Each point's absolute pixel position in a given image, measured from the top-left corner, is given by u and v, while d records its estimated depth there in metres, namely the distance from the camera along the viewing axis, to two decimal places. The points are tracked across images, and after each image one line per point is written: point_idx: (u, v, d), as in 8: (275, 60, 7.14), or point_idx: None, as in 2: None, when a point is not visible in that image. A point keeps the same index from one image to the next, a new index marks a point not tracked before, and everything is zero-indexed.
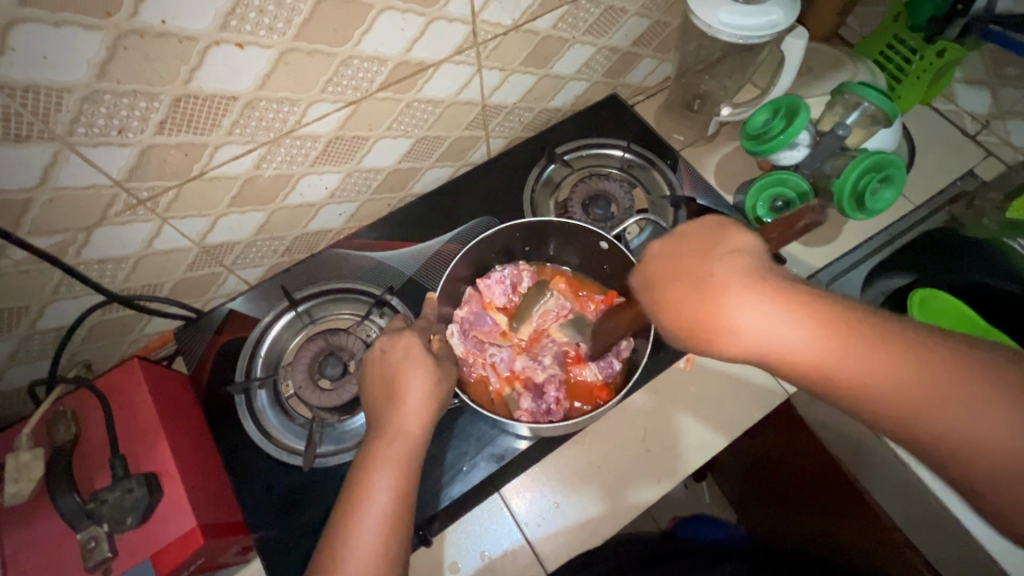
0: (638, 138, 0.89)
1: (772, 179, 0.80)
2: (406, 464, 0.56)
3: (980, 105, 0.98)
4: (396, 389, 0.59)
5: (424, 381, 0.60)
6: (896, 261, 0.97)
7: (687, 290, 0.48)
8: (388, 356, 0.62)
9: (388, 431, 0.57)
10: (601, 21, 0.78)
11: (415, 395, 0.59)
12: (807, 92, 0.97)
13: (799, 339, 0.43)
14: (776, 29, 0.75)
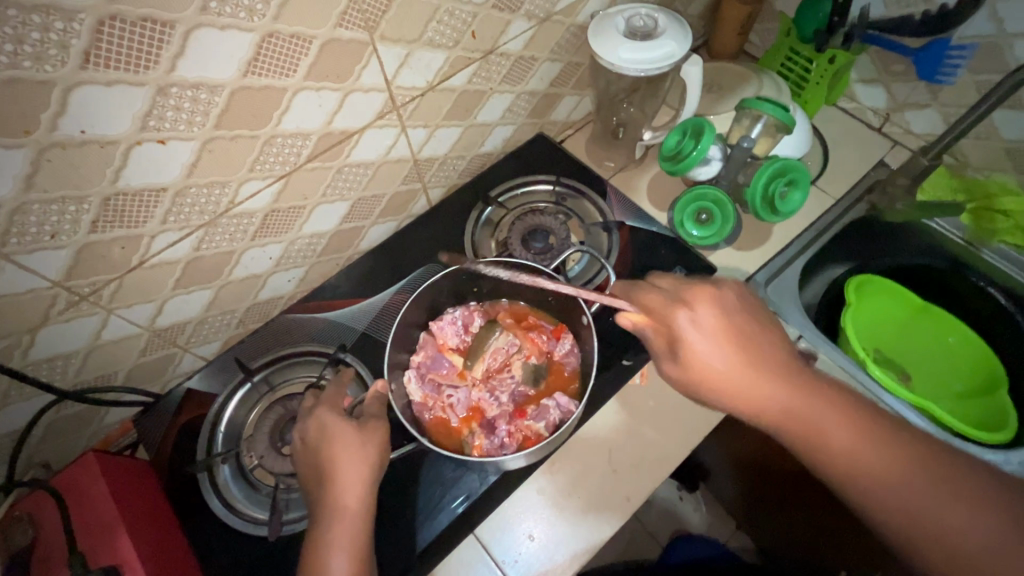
0: (569, 171, 0.94)
1: (693, 195, 0.86)
2: (353, 536, 0.59)
3: (878, 100, 1.05)
4: (327, 468, 0.62)
5: (354, 454, 0.62)
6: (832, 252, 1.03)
7: (709, 368, 0.61)
8: (314, 438, 0.64)
9: (329, 509, 0.60)
10: (513, 71, 0.84)
11: (349, 469, 0.61)
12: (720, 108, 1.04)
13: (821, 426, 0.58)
14: (673, 59, 0.81)
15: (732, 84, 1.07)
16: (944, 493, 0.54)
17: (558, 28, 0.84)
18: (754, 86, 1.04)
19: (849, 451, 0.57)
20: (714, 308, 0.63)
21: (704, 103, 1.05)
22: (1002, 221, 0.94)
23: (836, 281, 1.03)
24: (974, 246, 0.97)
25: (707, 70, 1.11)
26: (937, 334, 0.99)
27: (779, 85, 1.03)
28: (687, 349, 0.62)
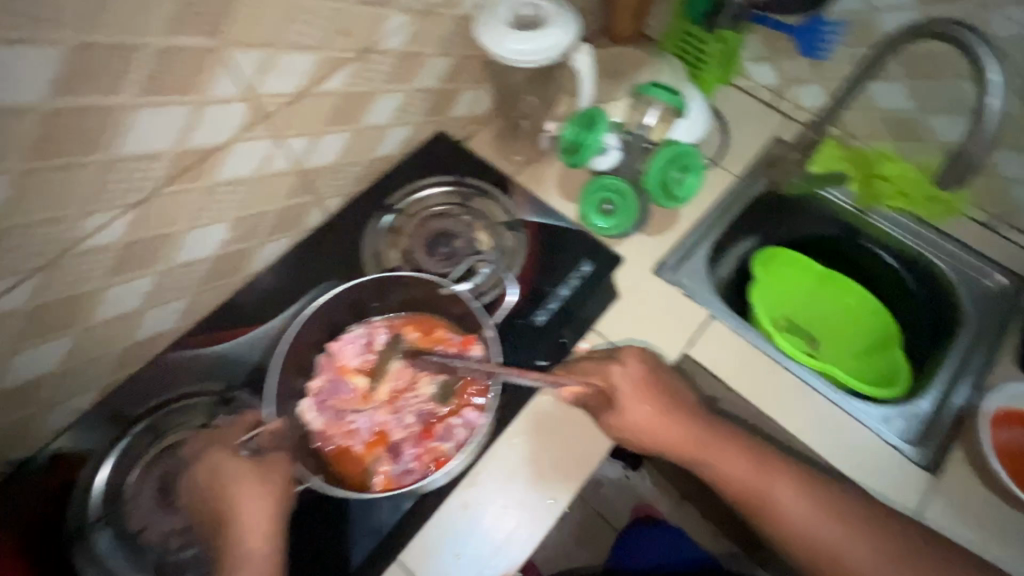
0: (472, 169, 0.91)
1: (596, 186, 0.84)
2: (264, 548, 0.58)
3: (769, 77, 1.08)
4: (228, 509, 0.60)
5: (258, 494, 0.60)
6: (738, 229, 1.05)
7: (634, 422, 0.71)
8: (202, 476, 0.62)
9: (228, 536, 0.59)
10: (399, 68, 0.79)
11: (248, 498, 0.60)
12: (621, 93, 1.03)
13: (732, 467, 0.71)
14: (562, 47, 0.79)
15: (632, 68, 1.06)
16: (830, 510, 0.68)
17: (440, 22, 0.80)
18: (652, 71, 1.04)
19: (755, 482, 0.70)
20: (642, 364, 0.73)
21: (607, 89, 1.04)
22: (881, 187, 0.99)
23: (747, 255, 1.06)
24: (862, 213, 1.01)
25: (607, 55, 1.10)
26: (839, 298, 1.05)
27: (675, 68, 1.04)
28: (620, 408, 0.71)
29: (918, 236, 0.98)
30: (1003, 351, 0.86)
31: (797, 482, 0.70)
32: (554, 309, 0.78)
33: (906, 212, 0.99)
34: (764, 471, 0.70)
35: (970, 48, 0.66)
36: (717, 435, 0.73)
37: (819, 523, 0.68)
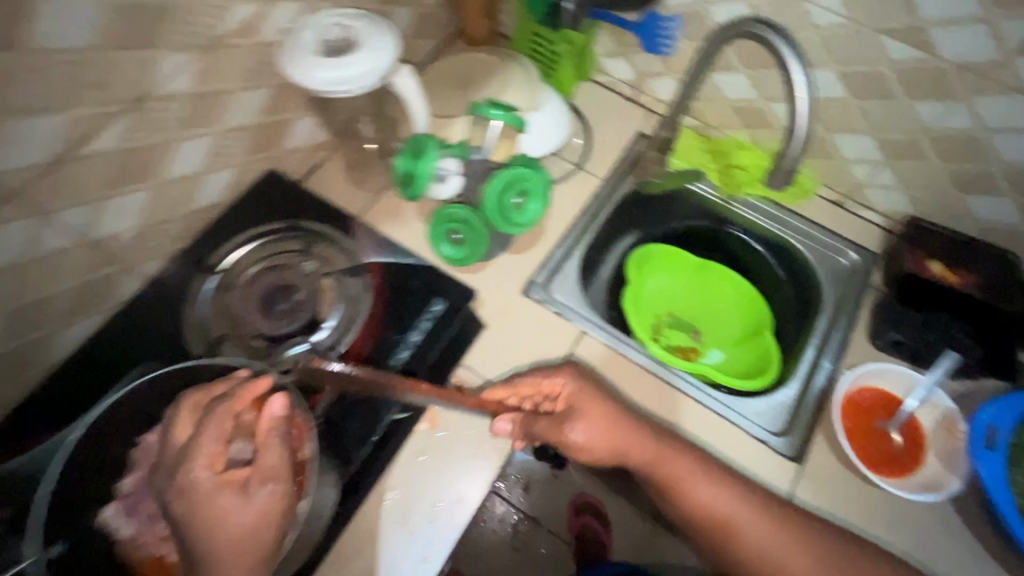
0: (310, 207, 0.83)
1: (440, 216, 0.79)
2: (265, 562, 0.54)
3: (625, 72, 1.06)
4: (204, 542, 0.52)
5: (251, 518, 0.53)
6: (611, 230, 1.05)
7: (585, 438, 0.73)
8: (276, 462, 0.55)
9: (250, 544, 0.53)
10: (197, 111, 0.70)
11: (240, 516, 0.52)
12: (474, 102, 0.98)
13: (704, 485, 0.72)
14: (378, 73, 0.73)
15: (483, 74, 1.01)
16: (772, 526, 0.70)
17: (236, 54, 0.71)
18: (502, 76, 0.99)
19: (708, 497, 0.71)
20: (576, 381, 0.76)
21: (457, 99, 0.98)
22: (740, 175, 1.00)
23: (626, 251, 1.06)
24: (725, 203, 1.02)
25: (457, 61, 1.03)
26: (717, 287, 1.06)
27: (526, 71, 0.99)
28: (571, 427, 0.73)
29: (777, 221, 0.99)
30: (855, 329, 0.89)
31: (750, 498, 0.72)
32: (405, 360, 0.72)
33: (764, 199, 1.00)
34: (720, 484, 0.72)
35: (776, 49, 0.65)
36: (678, 448, 0.74)
37: (750, 519, 0.71)
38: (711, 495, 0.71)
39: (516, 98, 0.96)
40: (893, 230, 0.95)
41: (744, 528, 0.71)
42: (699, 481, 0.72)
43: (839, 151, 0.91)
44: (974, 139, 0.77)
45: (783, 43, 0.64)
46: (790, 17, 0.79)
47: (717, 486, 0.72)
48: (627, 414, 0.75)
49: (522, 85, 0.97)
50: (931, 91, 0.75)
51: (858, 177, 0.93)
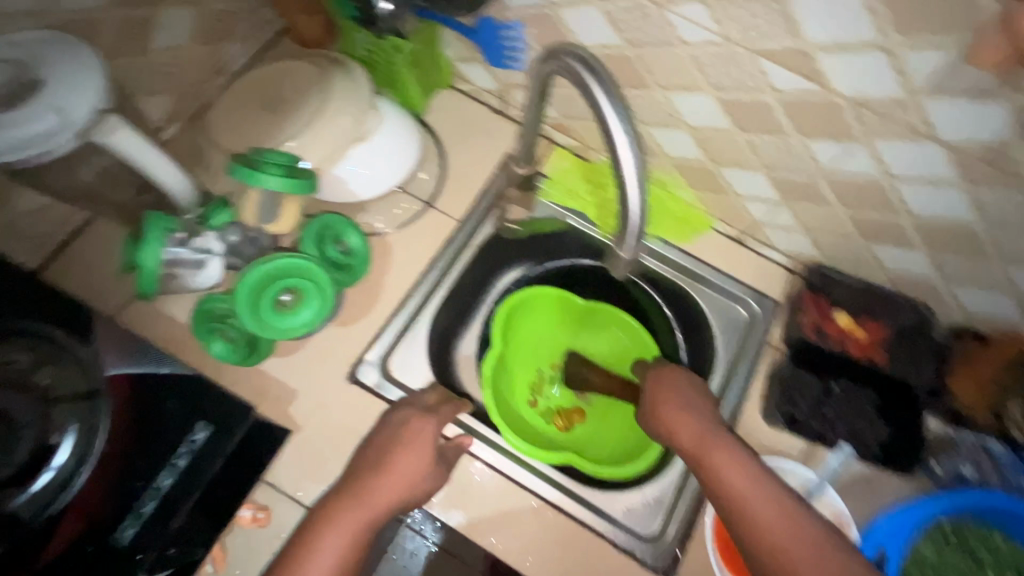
0: (34, 299, 0.62)
1: (198, 310, 0.68)
2: (354, 535, 0.60)
3: (487, 80, 0.86)
4: (383, 462, 0.63)
5: (408, 470, 0.63)
6: (480, 277, 0.86)
7: (671, 417, 0.66)
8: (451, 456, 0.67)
9: (363, 507, 0.61)
10: None
11: (406, 467, 0.63)
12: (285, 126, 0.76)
13: (746, 481, 0.59)
14: (69, 135, 0.52)
15: (299, 89, 0.77)
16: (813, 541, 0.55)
17: None
18: (320, 93, 0.75)
19: (751, 496, 0.58)
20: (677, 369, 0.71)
21: (259, 126, 0.76)
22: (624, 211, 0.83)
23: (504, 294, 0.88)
24: (612, 243, 0.85)
25: (273, 70, 0.79)
26: (611, 337, 0.89)
27: (354, 86, 0.76)
28: (662, 406, 0.67)
29: (676, 265, 0.82)
30: (748, 403, 0.74)
31: (790, 511, 0.57)
32: (150, 513, 0.57)
33: (657, 238, 0.82)
34: (766, 488, 0.59)
35: (594, 99, 0.49)
36: (737, 444, 0.62)
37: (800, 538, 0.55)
38: (751, 499, 0.58)
39: (334, 128, 0.73)
40: (796, 272, 0.80)
41: (769, 530, 0.56)
42: (747, 477, 0.59)
43: (730, 186, 0.74)
44: (878, 186, 0.61)
45: (601, 90, 0.49)
46: (646, 27, 0.60)
47: (742, 467, 0.60)
48: (693, 401, 0.67)
49: (344, 108, 0.74)
50: (821, 129, 0.59)
51: (754, 215, 0.77)
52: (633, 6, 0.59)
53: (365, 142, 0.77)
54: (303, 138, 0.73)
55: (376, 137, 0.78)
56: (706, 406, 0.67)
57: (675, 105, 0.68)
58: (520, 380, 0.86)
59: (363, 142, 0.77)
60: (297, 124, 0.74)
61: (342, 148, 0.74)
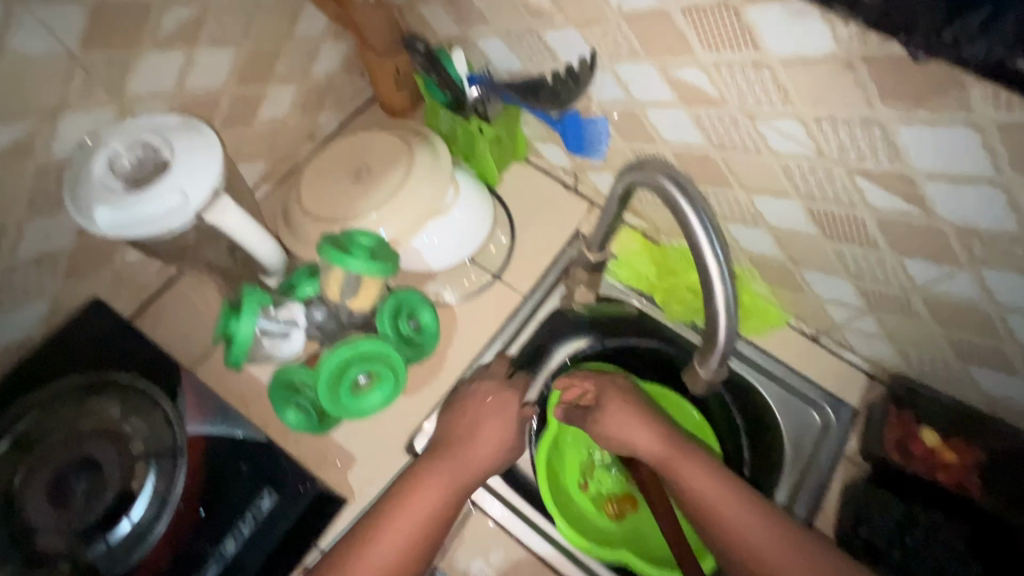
0: (132, 353, 0.68)
1: (275, 380, 0.67)
2: (438, 505, 0.63)
3: (561, 159, 0.88)
4: (474, 428, 0.68)
5: (498, 424, 0.68)
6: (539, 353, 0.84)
7: (618, 430, 0.70)
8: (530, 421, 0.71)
9: (456, 466, 0.65)
10: None
11: (498, 428, 0.68)
12: (366, 191, 0.79)
13: (708, 484, 0.65)
14: (187, 214, 0.56)
15: (382, 161, 0.81)
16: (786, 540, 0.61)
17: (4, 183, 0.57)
18: (403, 168, 0.79)
19: (722, 508, 0.63)
20: (618, 379, 0.75)
21: (344, 194, 0.80)
22: (691, 299, 0.81)
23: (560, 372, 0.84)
24: (677, 329, 0.83)
25: (355, 139, 0.83)
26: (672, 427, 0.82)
27: (435, 161, 0.79)
28: (601, 421, 0.71)
29: (746, 360, 0.80)
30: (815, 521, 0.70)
31: (756, 507, 0.63)
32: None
33: None
34: (727, 487, 0.64)
35: (684, 219, 0.51)
36: (687, 448, 0.68)
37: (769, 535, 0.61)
38: (715, 499, 0.64)
39: (416, 202, 0.77)
40: (878, 377, 0.77)
41: (737, 526, 0.62)
42: (705, 482, 0.65)
43: (809, 287, 0.72)
44: (981, 312, 0.57)
45: (692, 211, 0.51)
46: (736, 133, 0.60)
47: (700, 475, 0.65)
48: (637, 411, 0.71)
49: (425, 183, 0.78)
50: (919, 248, 0.56)
51: (834, 317, 0.74)
52: (724, 115, 0.59)
53: (439, 216, 0.80)
54: (387, 211, 0.77)
55: (451, 211, 0.81)
56: (651, 413, 0.72)
57: (757, 206, 0.67)
58: (570, 463, 0.81)
59: (438, 216, 0.80)
60: (379, 196, 0.78)
61: (421, 221, 0.78)
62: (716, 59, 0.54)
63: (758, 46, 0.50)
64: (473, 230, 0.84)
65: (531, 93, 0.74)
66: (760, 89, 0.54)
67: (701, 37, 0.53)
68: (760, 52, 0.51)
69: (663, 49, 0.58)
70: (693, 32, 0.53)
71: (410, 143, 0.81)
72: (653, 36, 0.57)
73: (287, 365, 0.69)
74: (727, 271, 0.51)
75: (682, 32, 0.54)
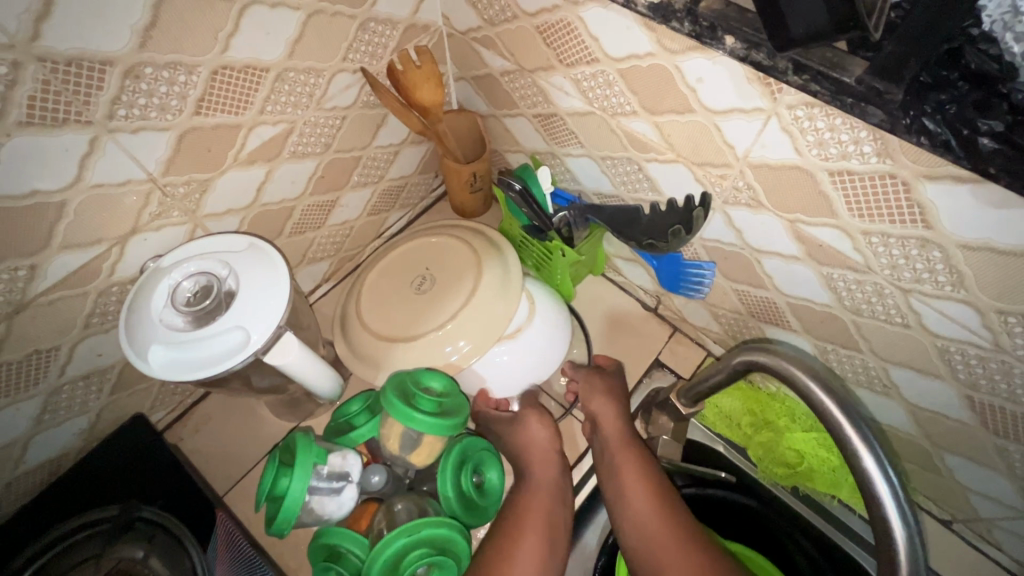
0: (170, 483, 0.63)
1: (316, 545, 0.60)
2: (546, 529, 0.61)
3: (644, 280, 0.80)
4: (524, 455, 0.69)
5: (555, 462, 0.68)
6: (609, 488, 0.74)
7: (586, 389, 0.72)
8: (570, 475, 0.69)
9: (535, 508, 0.62)
10: (7, 380, 0.53)
11: (547, 465, 0.67)
12: (432, 306, 0.69)
13: (630, 463, 0.63)
14: (241, 360, 0.51)
15: (448, 270, 0.72)
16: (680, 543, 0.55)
17: (62, 308, 0.53)
18: (470, 280, 0.69)
19: (635, 492, 0.61)
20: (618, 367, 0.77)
21: (404, 306, 0.70)
22: (794, 460, 0.69)
23: None
24: (775, 488, 0.71)
25: (420, 244, 0.75)
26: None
27: (505, 274, 0.70)
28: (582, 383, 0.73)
29: (852, 534, 0.67)
30: None
31: (673, 512, 0.59)
32: None
33: (834, 497, 0.68)
34: (649, 479, 0.62)
35: (831, 420, 0.42)
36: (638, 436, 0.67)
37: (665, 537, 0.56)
38: (632, 483, 0.61)
39: (486, 321, 0.67)
40: None
41: (637, 511, 0.59)
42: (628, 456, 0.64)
43: (949, 471, 0.60)
44: None
45: (847, 421, 0.41)
46: (877, 302, 0.51)
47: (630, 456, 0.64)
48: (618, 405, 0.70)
49: (495, 298, 0.68)
50: None
51: (978, 508, 0.61)
52: (866, 282, 0.50)
53: (514, 338, 0.70)
54: (455, 327, 0.66)
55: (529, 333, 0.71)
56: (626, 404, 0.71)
57: (892, 375, 0.57)
58: None
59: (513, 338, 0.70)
60: (444, 310, 0.68)
61: (489, 344, 0.66)
62: (866, 227, 0.46)
63: (929, 224, 0.42)
64: (544, 359, 0.73)
65: (628, 227, 0.66)
66: (922, 265, 0.45)
67: (850, 202, 0.46)
68: (929, 229, 0.42)
69: (795, 205, 0.50)
70: (840, 196, 0.46)
71: (481, 250, 0.71)
72: (786, 191, 0.50)
73: (328, 531, 0.60)
74: (909, 510, 0.39)
75: (826, 193, 0.47)
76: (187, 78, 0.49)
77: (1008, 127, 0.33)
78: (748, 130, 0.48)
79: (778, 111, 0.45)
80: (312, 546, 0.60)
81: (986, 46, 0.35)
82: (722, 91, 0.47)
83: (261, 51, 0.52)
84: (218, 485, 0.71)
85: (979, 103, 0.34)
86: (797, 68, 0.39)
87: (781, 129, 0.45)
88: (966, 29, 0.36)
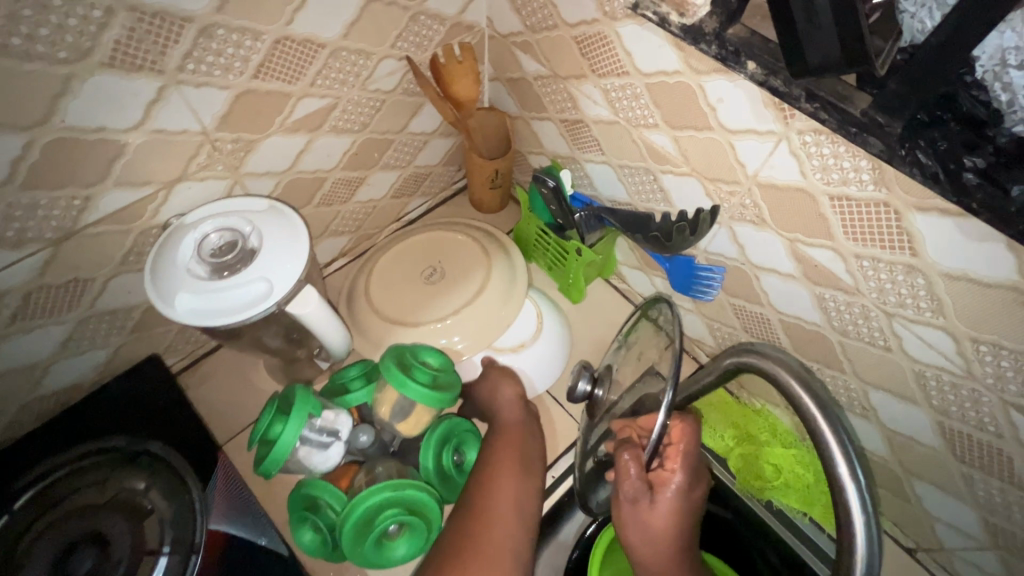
0: (177, 423, 0.66)
1: (297, 494, 0.63)
2: (514, 459, 0.64)
3: (646, 289, 0.84)
4: (490, 396, 0.71)
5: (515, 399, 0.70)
6: None
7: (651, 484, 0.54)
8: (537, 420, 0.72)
9: (508, 443, 0.66)
10: (43, 302, 0.57)
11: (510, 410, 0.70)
12: (437, 300, 0.73)
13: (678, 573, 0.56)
14: (257, 314, 0.54)
15: (457, 265, 0.76)
16: None
17: (104, 242, 0.57)
18: (477, 281, 0.74)
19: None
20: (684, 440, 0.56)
21: (410, 293, 0.74)
22: (770, 475, 0.72)
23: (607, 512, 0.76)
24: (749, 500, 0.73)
25: (429, 236, 0.79)
26: None
27: (512, 279, 0.75)
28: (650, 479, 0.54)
29: (817, 551, 0.69)
30: None
31: None
32: None
33: (805, 514, 0.71)
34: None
35: (808, 420, 0.45)
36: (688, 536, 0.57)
37: None
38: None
39: (484, 322, 0.73)
40: None
41: None
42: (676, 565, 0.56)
43: (917, 498, 0.63)
44: None
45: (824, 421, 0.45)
46: (864, 324, 0.55)
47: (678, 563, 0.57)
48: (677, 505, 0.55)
49: (501, 299, 0.73)
50: None
51: (941, 538, 0.64)
52: (855, 304, 0.54)
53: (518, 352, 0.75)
54: (454, 323, 0.72)
55: (532, 349, 0.76)
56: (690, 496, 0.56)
57: (871, 399, 0.60)
58: None
59: (517, 351, 0.75)
60: (448, 304, 0.73)
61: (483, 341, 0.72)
62: (859, 251, 0.50)
63: (915, 252, 0.46)
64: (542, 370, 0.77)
65: (641, 230, 0.71)
66: (906, 291, 0.49)
67: (847, 226, 0.49)
68: (915, 257, 0.46)
69: (797, 225, 0.54)
70: (838, 220, 0.50)
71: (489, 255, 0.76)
72: (790, 212, 0.54)
73: (313, 483, 0.62)
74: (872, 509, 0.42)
75: (825, 216, 0.51)
76: (253, 43, 0.53)
77: (990, 167, 0.37)
78: (759, 151, 0.52)
79: (789, 135, 0.49)
80: (297, 494, 0.63)
81: (979, 94, 0.39)
82: (740, 112, 0.51)
83: (321, 28, 0.57)
84: (219, 435, 0.74)
85: (967, 142, 0.38)
86: (809, 95, 0.43)
87: (789, 152, 0.50)
88: (962, 75, 0.40)
